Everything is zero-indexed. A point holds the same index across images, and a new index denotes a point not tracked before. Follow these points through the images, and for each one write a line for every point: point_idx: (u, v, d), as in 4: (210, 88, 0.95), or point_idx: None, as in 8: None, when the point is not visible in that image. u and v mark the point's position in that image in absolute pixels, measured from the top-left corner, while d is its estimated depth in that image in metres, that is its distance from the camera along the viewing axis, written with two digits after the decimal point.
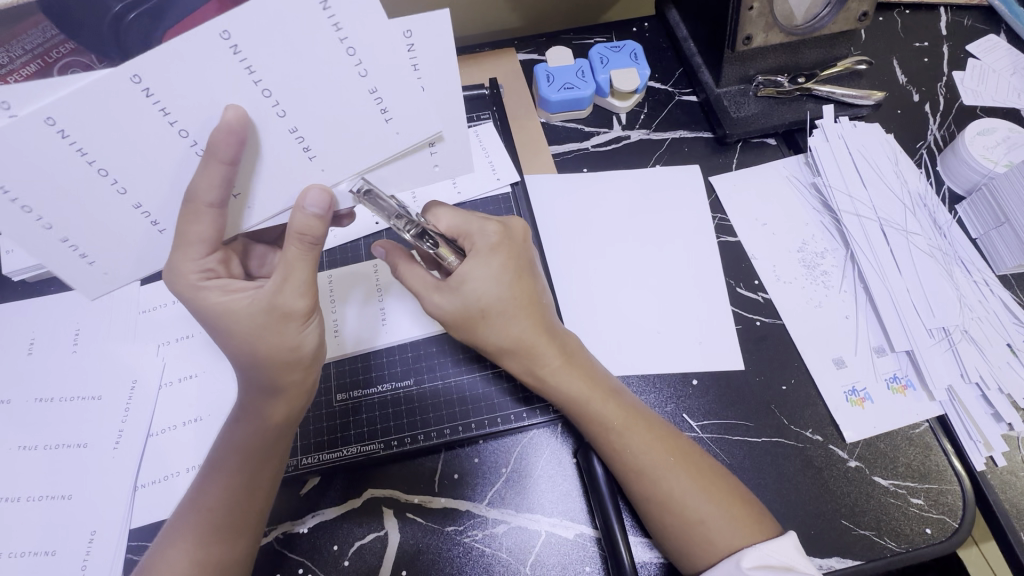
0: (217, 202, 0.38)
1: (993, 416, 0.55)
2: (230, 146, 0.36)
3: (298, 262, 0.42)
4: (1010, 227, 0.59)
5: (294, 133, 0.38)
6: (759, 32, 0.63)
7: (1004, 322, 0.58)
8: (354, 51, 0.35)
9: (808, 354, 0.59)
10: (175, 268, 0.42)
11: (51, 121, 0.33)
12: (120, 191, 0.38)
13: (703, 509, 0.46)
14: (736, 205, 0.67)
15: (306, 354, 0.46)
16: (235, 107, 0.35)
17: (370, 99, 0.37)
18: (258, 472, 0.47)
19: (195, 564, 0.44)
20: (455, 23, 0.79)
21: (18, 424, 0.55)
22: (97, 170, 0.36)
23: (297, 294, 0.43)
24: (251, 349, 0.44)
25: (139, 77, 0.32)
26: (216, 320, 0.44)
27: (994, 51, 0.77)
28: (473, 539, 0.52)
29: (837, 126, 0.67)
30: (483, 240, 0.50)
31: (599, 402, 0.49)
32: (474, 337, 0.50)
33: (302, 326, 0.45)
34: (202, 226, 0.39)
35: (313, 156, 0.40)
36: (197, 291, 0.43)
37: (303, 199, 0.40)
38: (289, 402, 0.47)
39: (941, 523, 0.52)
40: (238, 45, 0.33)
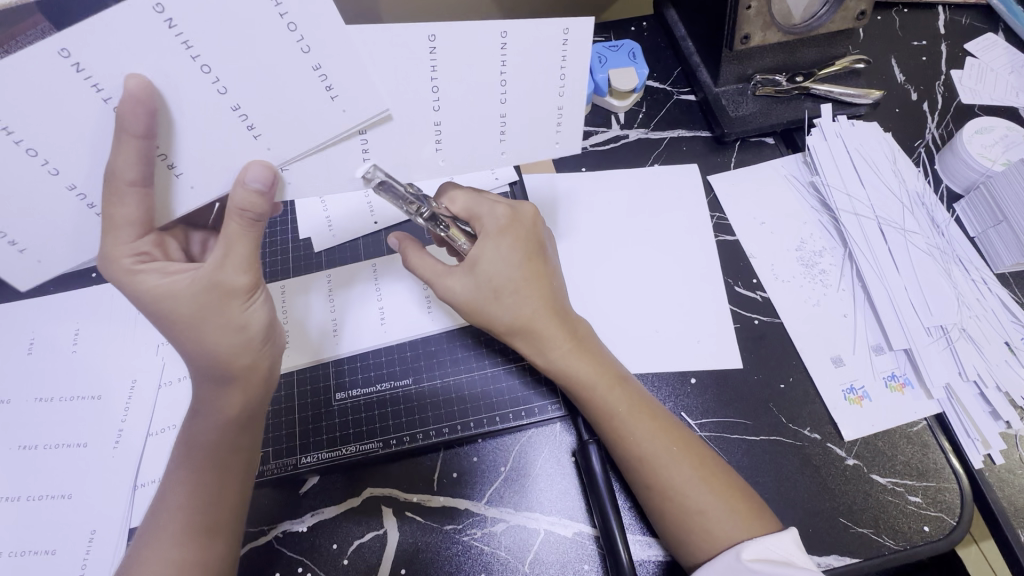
0: (138, 179, 0.38)
1: (992, 414, 0.55)
2: (138, 116, 0.36)
3: (238, 238, 0.42)
4: (1007, 226, 0.59)
5: (237, 111, 0.39)
6: (757, 31, 0.63)
7: (1002, 319, 0.58)
8: (294, 26, 0.37)
9: (806, 352, 0.59)
10: (107, 252, 0.41)
11: None
12: (51, 172, 0.39)
13: (704, 500, 0.46)
14: (734, 204, 0.67)
15: (256, 333, 0.45)
16: (136, 75, 0.36)
17: (314, 77, 0.39)
18: (223, 466, 0.47)
19: (178, 565, 0.44)
20: (454, 23, 0.80)
21: (17, 425, 0.55)
22: (26, 151, 0.37)
23: (240, 269, 0.43)
24: (193, 334, 0.44)
25: (68, 51, 0.34)
26: (153, 305, 0.43)
27: (992, 50, 0.77)
28: (473, 537, 0.52)
29: (835, 125, 0.68)
30: (492, 221, 0.51)
31: (605, 386, 0.49)
32: (484, 319, 0.51)
33: (246, 304, 0.44)
34: (127, 206, 0.39)
35: (258, 136, 0.40)
36: (132, 275, 0.42)
37: (245, 174, 0.40)
38: (242, 388, 0.46)
39: (938, 520, 0.52)
40: (171, 16, 0.34)
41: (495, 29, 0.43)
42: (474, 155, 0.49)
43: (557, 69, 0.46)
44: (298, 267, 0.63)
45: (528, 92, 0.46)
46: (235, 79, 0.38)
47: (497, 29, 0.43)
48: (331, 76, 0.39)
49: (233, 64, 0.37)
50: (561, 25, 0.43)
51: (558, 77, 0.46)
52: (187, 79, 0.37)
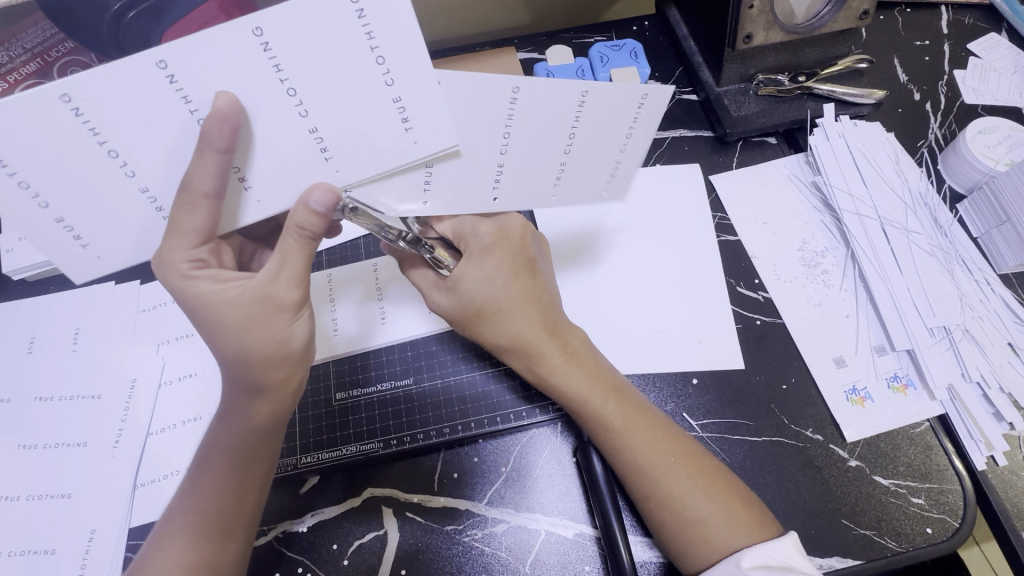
0: (212, 193, 0.37)
1: (994, 415, 0.55)
2: (222, 133, 0.35)
3: (294, 255, 0.42)
4: (1010, 226, 0.59)
5: (314, 134, 0.38)
6: (759, 30, 0.63)
7: (1004, 320, 0.58)
8: (383, 59, 0.36)
9: (808, 352, 0.59)
10: (165, 256, 0.40)
11: (65, 98, 0.34)
12: (128, 173, 0.38)
13: (706, 509, 0.45)
14: (735, 204, 0.67)
15: (294, 349, 0.45)
16: (227, 93, 0.35)
17: (393, 109, 0.38)
18: (246, 473, 0.47)
19: (186, 567, 0.44)
20: (454, 23, 0.79)
21: (16, 424, 0.55)
22: (107, 152, 0.36)
23: (291, 284, 0.43)
24: (237, 346, 0.43)
25: (164, 63, 0.34)
26: (203, 311, 0.43)
27: (995, 49, 0.77)
28: (473, 537, 0.52)
29: (838, 125, 0.67)
30: (477, 242, 0.50)
31: (599, 401, 0.49)
32: (475, 336, 0.51)
33: (291, 320, 0.44)
34: (194, 216, 0.38)
35: (330, 158, 0.40)
36: (186, 281, 0.41)
37: (309, 195, 0.40)
38: (274, 399, 0.46)
39: (941, 522, 0.51)
40: (269, 42, 0.34)
41: (578, 87, 0.41)
42: (530, 197, 0.48)
43: (626, 124, 0.44)
44: None
45: (592, 144, 0.45)
46: (317, 105, 0.37)
47: (578, 89, 0.41)
48: (409, 110, 0.39)
49: (313, 90, 0.36)
50: (640, 91, 0.42)
51: (625, 135, 0.45)
52: (271, 100, 0.36)
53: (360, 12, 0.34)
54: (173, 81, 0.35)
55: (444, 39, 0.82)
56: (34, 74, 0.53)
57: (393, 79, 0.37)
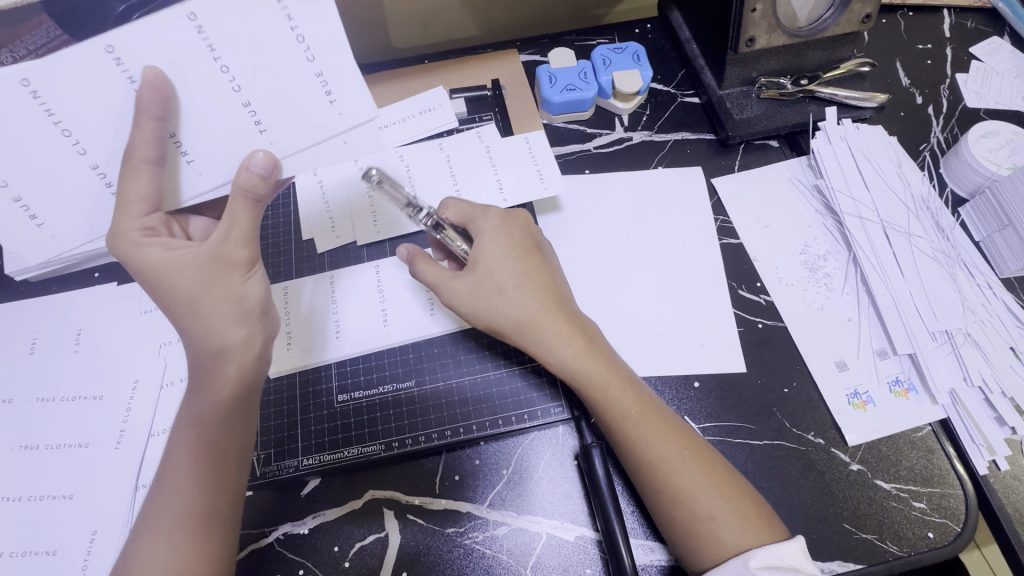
0: (155, 157, 0.40)
1: (997, 419, 0.55)
2: (154, 103, 0.38)
3: (241, 216, 0.43)
4: (1013, 230, 0.59)
5: (247, 108, 0.41)
6: (762, 33, 0.63)
7: (1006, 324, 0.58)
8: (303, 38, 0.39)
9: (809, 356, 0.59)
10: (116, 227, 0.42)
11: (24, 82, 0.37)
12: (80, 152, 0.41)
13: (715, 506, 0.45)
14: (737, 207, 0.67)
15: (252, 305, 0.46)
16: (154, 66, 0.38)
17: (316, 83, 0.41)
18: (216, 457, 0.46)
19: (177, 548, 0.43)
20: (457, 25, 0.79)
21: (18, 425, 0.55)
22: (62, 131, 0.40)
23: (241, 244, 0.44)
24: (192, 306, 0.44)
25: (112, 48, 0.37)
26: (155, 279, 0.43)
27: (997, 53, 0.77)
28: (475, 540, 0.52)
29: (840, 128, 0.67)
30: (486, 221, 0.53)
31: (617, 388, 0.49)
32: (489, 317, 0.51)
33: (245, 277, 0.45)
34: (140, 181, 0.41)
35: (264, 131, 0.42)
36: (137, 248, 0.42)
37: (250, 159, 0.42)
38: (239, 364, 0.46)
39: (943, 527, 0.51)
40: (201, 24, 0.37)
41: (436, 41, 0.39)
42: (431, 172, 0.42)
43: None
44: (300, 269, 0.63)
45: None
46: (248, 81, 0.40)
47: None
48: (331, 83, 0.42)
49: (246, 69, 0.40)
50: None
51: None
52: (207, 75, 0.39)
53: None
54: (121, 64, 0.38)
55: (445, 41, 0.82)
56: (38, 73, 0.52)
57: (314, 54, 0.40)
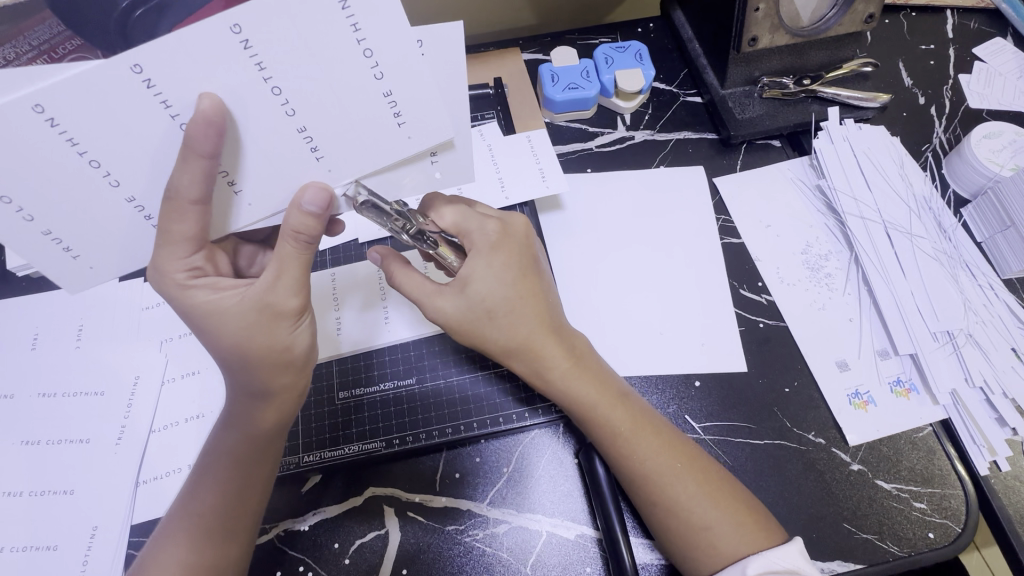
0: (202, 199, 0.36)
1: (997, 421, 0.55)
2: (208, 138, 0.33)
3: (292, 260, 0.41)
4: (1015, 230, 0.59)
5: (303, 134, 0.36)
6: (764, 33, 0.63)
7: (1008, 326, 0.58)
8: (370, 51, 0.34)
9: (810, 356, 0.58)
10: (161, 267, 0.40)
11: (38, 108, 0.31)
12: (113, 184, 0.36)
13: (710, 515, 0.45)
14: (738, 207, 0.67)
15: (298, 356, 0.45)
16: (211, 97, 0.33)
17: (385, 103, 0.36)
18: (250, 474, 0.47)
19: (187, 566, 0.43)
20: (458, 23, 0.80)
21: (19, 420, 0.55)
22: (89, 163, 0.34)
23: (292, 292, 0.42)
24: (240, 350, 0.43)
25: (140, 67, 0.31)
26: (202, 320, 0.42)
27: (1001, 54, 0.77)
28: (475, 538, 0.52)
29: (842, 129, 0.67)
30: (483, 238, 0.50)
31: (606, 408, 0.49)
32: (475, 339, 0.49)
33: (293, 326, 0.44)
34: (186, 223, 0.37)
35: (320, 158, 0.38)
36: (184, 291, 0.41)
37: (301, 196, 0.38)
38: (280, 402, 0.46)
39: (944, 527, 0.51)
40: (248, 38, 0.31)
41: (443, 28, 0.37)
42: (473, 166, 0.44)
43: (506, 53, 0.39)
44: None
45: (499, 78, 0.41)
46: (307, 103, 0.35)
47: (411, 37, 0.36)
48: (400, 103, 0.37)
49: None
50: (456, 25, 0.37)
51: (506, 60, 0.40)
52: None
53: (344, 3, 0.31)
54: (152, 86, 0.32)
55: None
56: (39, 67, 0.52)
57: (383, 72, 0.35)
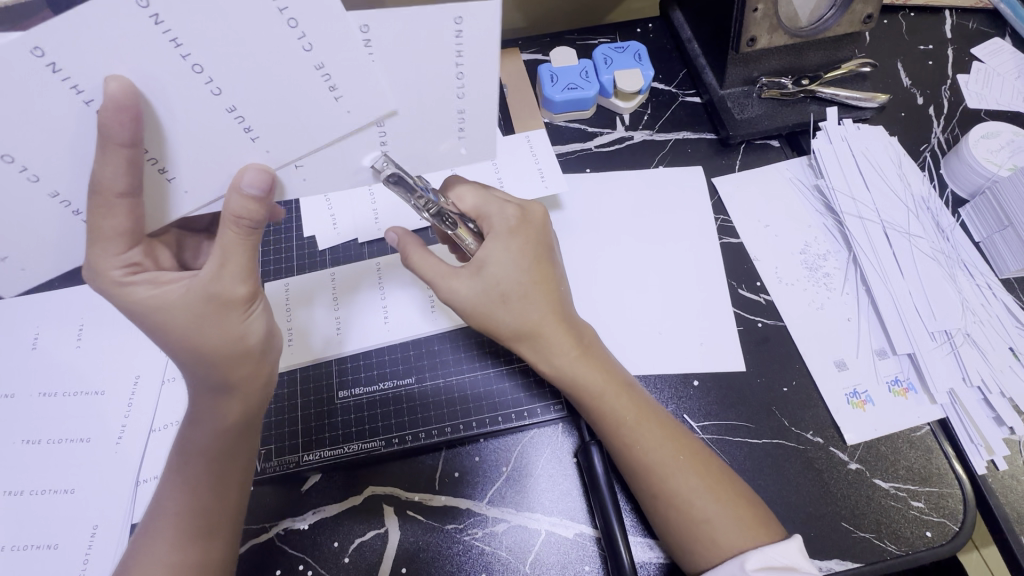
0: (128, 189, 0.36)
1: (995, 420, 0.55)
2: (122, 123, 0.33)
3: (237, 246, 0.41)
4: (1012, 230, 0.59)
5: (232, 112, 0.36)
6: (763, 33, 0.63)
7: (1006, 325, 0.58)
8: (294, 22, 0.33)
9: (809, 355, 0.59)
10: (95, 265, 0.39)
11: None
12: (31, 179, 0.37)
13: (710, 509, 0.46)
14: (737, 207, 0.67)
15: (253, 345, 0.45)
16: (116, 79, 0.33)
17: (319, 78, 0.36)
18: (220, 469, 0.47)
19: (172, 566, 0.44)
20: None
21: (20, 420, 0.56)
22: (3, 158, 0.35)
23: (240, 280, 0.42)
24: (191, 344, 0.42)
25: (42, 50, 0.31)
26: (149, 318, 0.42)
27: (999, 54, 0.77)
28: (474, 536, 0.52)
29: (841, 129, 0.67)
30: (502, 222, 0.50)
31: (613, 396, 0.49)
32: (489, 324, 0.50)
33: (245, 315, 0.43)
34: (116, 218, 0.38)
35: (256, 138, 0.38)
36: (123, 288, 0.40)
37: (240, 179, 0.39)
38: (242, 396, 0.46)
39: (941, 526, 0.51)
40: (157, 12, 0.31)
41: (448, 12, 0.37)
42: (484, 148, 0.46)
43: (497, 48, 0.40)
44: (300, 266, 0.63)
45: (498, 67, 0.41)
46: (228, 79, 0.35)
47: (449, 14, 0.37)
48: (335, 76, 0.36)
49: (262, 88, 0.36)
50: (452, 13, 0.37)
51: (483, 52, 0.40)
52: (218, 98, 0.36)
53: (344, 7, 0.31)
54: (59, 69, 0.32)
55: None
56: None
57: (311, 44, 0.34)
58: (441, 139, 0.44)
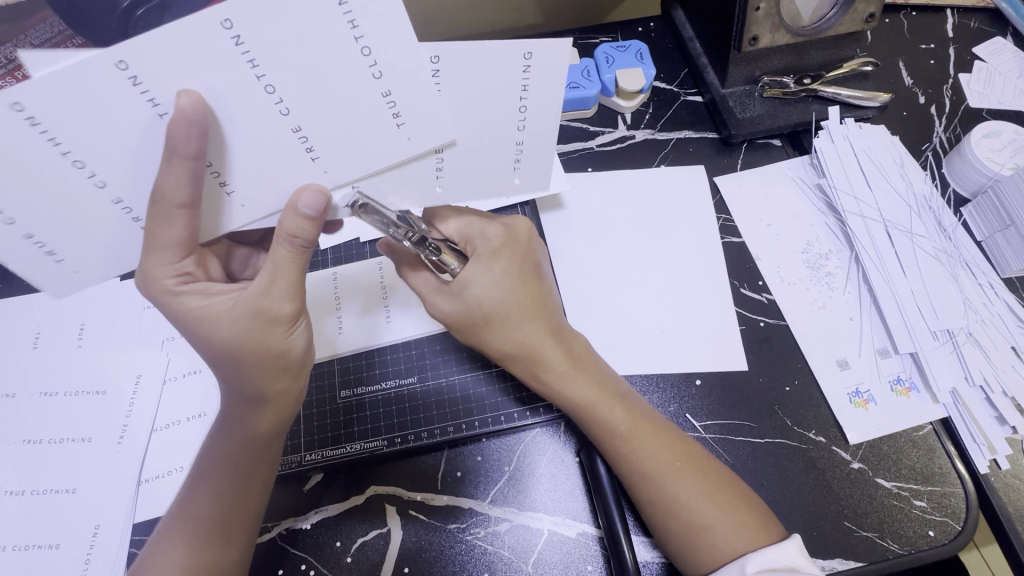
0: (188, 202, 0.36)
1: (997, 419, 0.55)
2: (189, 138, 0.33)
3: (287, 265, 0.41)
4: (1015, 229, 0.59)
5: (298, 133, 0.36)
6: (765, 32, 0.63)
7: (1008, 325, 0.58)
8: (368, 50, 0.34)
9: (811, 354, 0.59)
10: (149, 272, 0.39)
11: (18, 107, 0.31)
12: (98, 185, 0.36)
13: (710, 514, 0.45)
14: (738, 206, 0.67)
15: (294, 361, 0.45)
16: (190, 94, 0.33)
17: (382, 103, 0.36)
18: (246, 479, 0.46)
19: (186, 568, 0.44)
20: (458, 23, 0.79)
21: (21, 419, 0.55)
22: (73, 163, 0.34)
23: (286, 297, 0.42)
24: (231, 356, 0.42)
25: (124, 63, 0.31)
26: (193, 326, 0.42)
27: (1000, 53, 0.77)
28: (476, 536, 0.52)
29: (842, 128, 0.67)
30: (484, 244, 0.50)
31: (606, 406, 0.49)
32: (477, 342, 0.51)
33: (288, 331, 0.43)
34: (173, 230, 0.37)
35: (317, 158, 0.38)
36: (174, 297, 0.41)
37: (298, 200, 0.38)
38: (276, 409, 0.46)
39: (943, 525, 0.51)
40: (240, 34, 0.31)
41: (519, 48, 0.37)
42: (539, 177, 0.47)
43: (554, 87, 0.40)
44: None
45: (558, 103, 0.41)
46: (300, 102, 0.35)
47: (520, 50, 0.37)
48: (399, 103, 0.37)
49: None
50: (525, 48, 0.37)
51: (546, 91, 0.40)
52: None
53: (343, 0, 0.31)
54: (138, 82, 0.32)
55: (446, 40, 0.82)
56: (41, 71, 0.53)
57: (381, 72, 0.35)
58: (497, 171, 0.45)
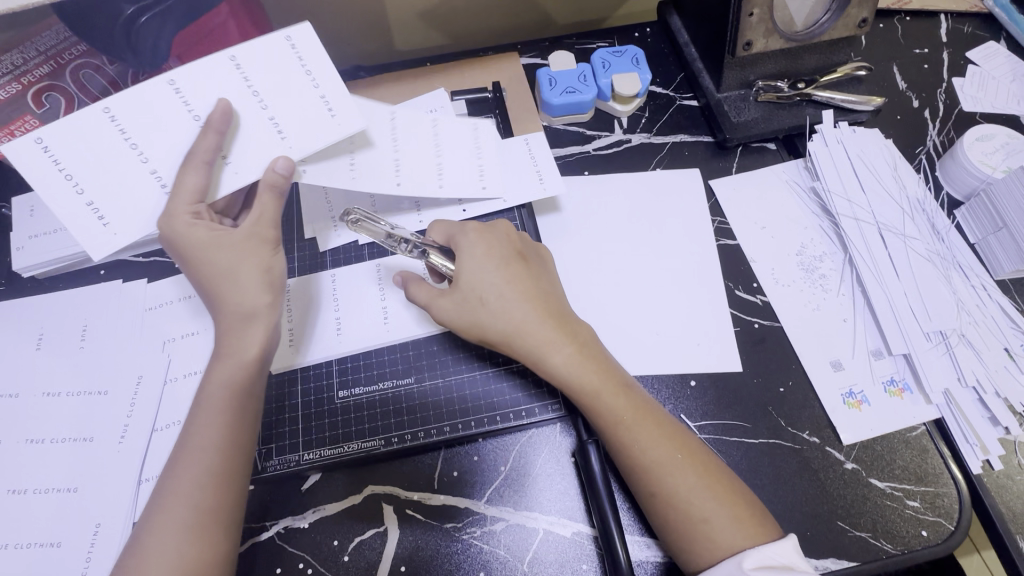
0: (209, 157, 0.49)
1: (990, 420, 0.55)
2: (221, 118, 0.50)
3: (272, 202, 0.51)
4: (1008, 233, 0.60)
5: (271, 121, 0.52)
6: (759, 37, 0.64)
7: (1001, 326, 0.58)
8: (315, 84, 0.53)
9: (806, 356, 0.59)
10: (168, 212, 0.48)
11: (109, 112, 0.49)
12: (144, 160, 0.50)
13: (709, 508, 0.46)
14: (734, 208, 0.67)
15: (279, 280, 0.50)
16: (224, 100, 0.50)
17: (320, 102, 0.53)
18: (232, 441, 0.47)
19: (179, 542, 0.43)
20: (457, 29, 0.81)
21: (24, 419, 0.56)
22: (132, 147, 0.50)
23: (272, 225, 0.51)
24: (231, 276, 0.49)
25: (173, 81, 0.50)
26: (196, 255, 0.48)
27: (994, 58, 0.77)
28: (472, 535, 0.52)
29: (836, 131, 0.68)
30: (467, 238, 0.55)
31: (610, 394, 0.49)
32: (480, 328, 0.52)
33: (275, 254, 0.50)
34: (192, 176, 0.48)
35: (283, 137, 0.52)
36: (185, 228, 0.48)
37: (274, 162, 0.51)
38: (258, 332, 0.49)
39: (937, 525, 0.52)
40: (239, 64, 0.51)
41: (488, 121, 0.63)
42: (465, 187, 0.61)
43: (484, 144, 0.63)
44: (301, 267, 0.64)
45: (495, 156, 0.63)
46: None
47: (491, 118, 0.63)
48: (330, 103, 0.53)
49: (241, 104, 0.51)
50: (488, 117, 0.63)
51: (478, 145, 0.62)
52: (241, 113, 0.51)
53: (290, 47, 0.53)
54: (191, 105, 0.51)
55: (445, 45, 0.83)
56: (47, 75, 0.56)
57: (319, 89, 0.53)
58: (466, 183, 0.61)
